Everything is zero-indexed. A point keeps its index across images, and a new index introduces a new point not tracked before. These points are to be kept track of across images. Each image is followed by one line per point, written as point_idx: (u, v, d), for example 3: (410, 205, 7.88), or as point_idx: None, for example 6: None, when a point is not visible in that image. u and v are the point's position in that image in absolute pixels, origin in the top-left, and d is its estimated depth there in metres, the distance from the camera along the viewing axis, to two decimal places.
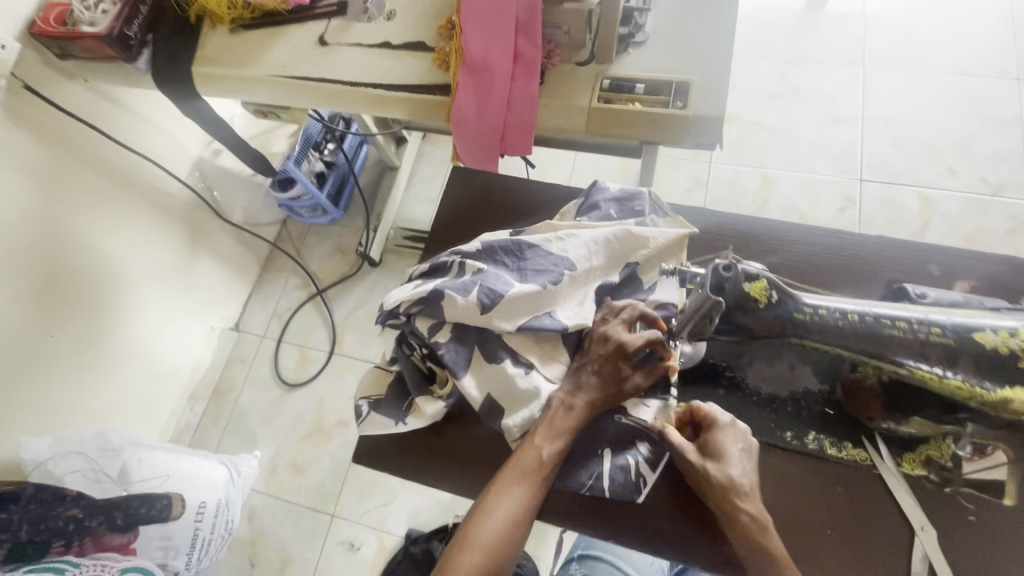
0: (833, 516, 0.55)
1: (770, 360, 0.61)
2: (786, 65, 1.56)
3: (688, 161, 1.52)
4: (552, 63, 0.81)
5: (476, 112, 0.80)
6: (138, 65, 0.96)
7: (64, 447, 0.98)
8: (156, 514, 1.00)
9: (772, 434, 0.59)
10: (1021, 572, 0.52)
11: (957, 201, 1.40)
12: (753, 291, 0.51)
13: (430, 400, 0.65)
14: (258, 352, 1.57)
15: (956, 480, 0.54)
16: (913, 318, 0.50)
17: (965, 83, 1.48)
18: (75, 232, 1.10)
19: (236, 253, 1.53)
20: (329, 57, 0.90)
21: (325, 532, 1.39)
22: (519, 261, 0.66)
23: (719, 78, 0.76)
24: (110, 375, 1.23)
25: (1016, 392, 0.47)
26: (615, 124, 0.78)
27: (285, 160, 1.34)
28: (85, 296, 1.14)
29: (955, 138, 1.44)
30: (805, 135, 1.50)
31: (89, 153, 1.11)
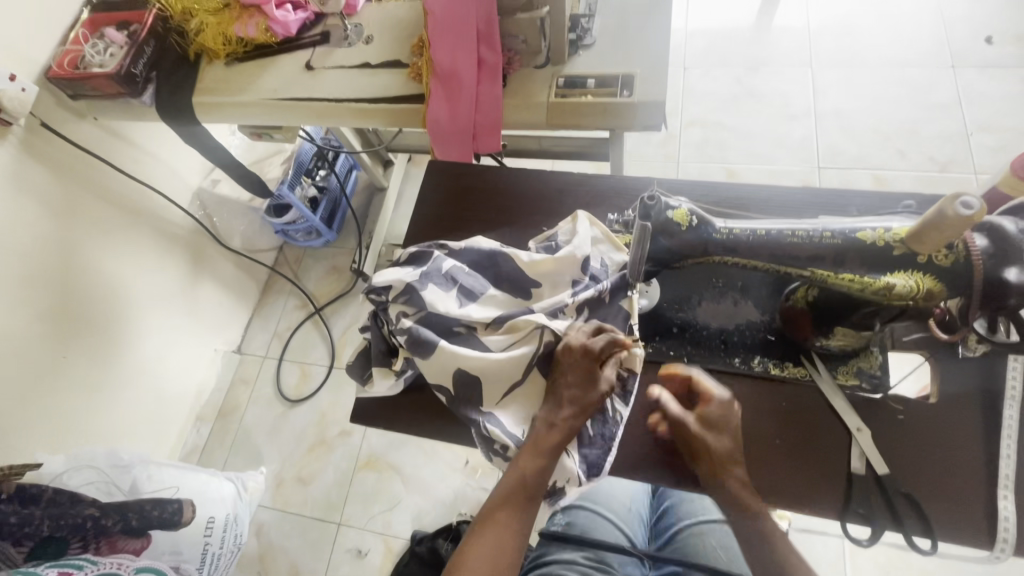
0: (780, 425, 0.60)
1: (717, 298, 0.66)
2: (741, 71, 1.68)
3: (659, 162, 1.61)
4: (512, 68, 0.91)
5: (448, 115, 0.89)
6: (144, 99, 1.04)
7: (78, 461, 1.02)
8: (168, 517, 1.02)
9: (719, 361, 0.64)
10: (958, 457, 0.55)
11: (911, 179, 1.49)
12: (675, 218, 0.53)
13: (385, 376, 0.66)
14: (260, 372, 1.57)
15: (885, 385, 0.59)
16: (807, 224, 0.50)
17: (904, 74, 1.60)
18: (84, 256, 1.15)
19: (237, 277, 1.58)
20: (316, 79, 1.00)
21: (331, 542, 1.36)
22: (495, 267, 0.69)
23: (658, 70, 0.87)
24: (117, 396, 1.26)
25: (898, 276, 0.47)
26: (574, 115, 0.88)
27: (280, 186, 1.41)
28: (93, 318, 1.18)
29: (902, 123, 1.55)
30: (763, 131, 1.60)
31: (99, 185, 1.17)
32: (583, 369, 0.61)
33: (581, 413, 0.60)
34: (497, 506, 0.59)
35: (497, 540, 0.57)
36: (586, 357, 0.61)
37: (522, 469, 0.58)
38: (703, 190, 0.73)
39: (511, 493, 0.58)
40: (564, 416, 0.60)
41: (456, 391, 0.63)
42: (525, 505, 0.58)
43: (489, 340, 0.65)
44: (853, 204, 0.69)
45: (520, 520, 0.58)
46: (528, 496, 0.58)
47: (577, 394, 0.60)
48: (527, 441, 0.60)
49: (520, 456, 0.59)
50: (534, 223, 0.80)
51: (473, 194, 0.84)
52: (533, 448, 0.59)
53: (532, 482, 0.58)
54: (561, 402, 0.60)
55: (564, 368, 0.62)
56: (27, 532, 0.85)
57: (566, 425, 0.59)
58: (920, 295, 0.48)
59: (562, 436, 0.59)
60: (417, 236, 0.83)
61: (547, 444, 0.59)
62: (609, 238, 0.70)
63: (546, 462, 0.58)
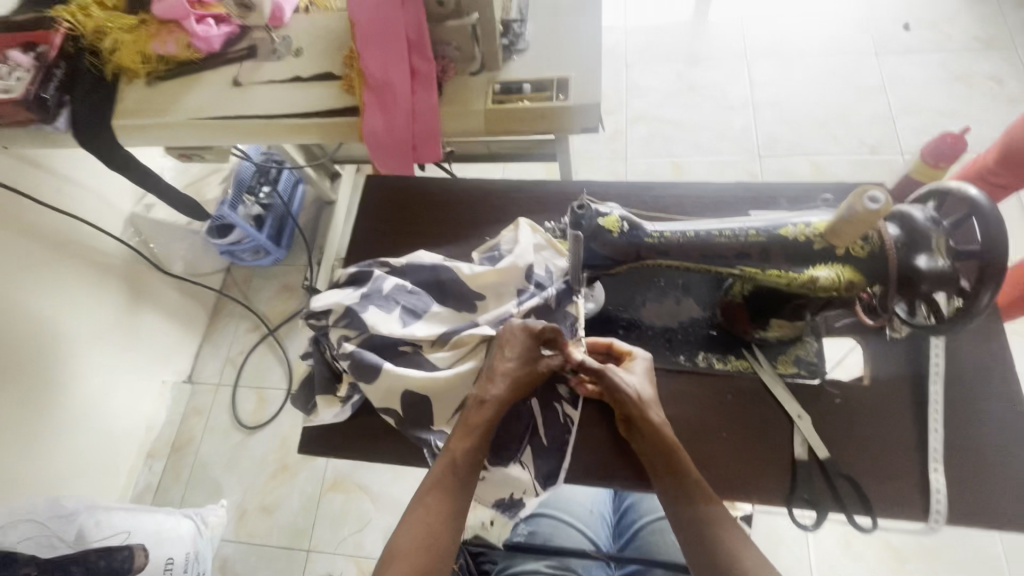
0: (727, 420, 0.61)
1: (659, 298, 0.67)
2: (681, 66, 1.72)
3: (607, 160, 1.63)
4: (448, 76, 0.89)
5: (385, 126, 0.87)
6: (57, 124, 0.96)
7: (13, 516, 0.94)
8: (119, 565, 0.98)
9: (664, 359, 0.64)
10: (892, 435, 0.58)
11: (844, 163, 1.56)
12: (607, 225, 0.52)
13: (329, 405, 0.64)
14: (214, 401, 1.50)
15: (821, 371, 0.61)
16: (733, 224, 0.51)
17: (833, 62, 1.67)
18: (14, 300, 1.08)
19: (181, 304, 1.49)
20: (244, 95, 0.96)
21: (301, 570, 1.31)
22: (439, 281, 0.68)
23: (593, 72, 0.87)
24: (55, 441, 1.18)
25: (819, 270, 0.49)
26: (512, 122, 0.88)
27: (220, 207, 1.36)
28: (28, 362, 1.11)
29: (833, 110, 1.61)
30: (705, 124, 1.64)
31: (17, 220, 1.09)
32: (519, 350, 0.60)
33: (515, 391, 0.59)
34: (429, 487, 0.57)
35: (428, 519, 0.56)
36: (524, 340, 0.60)
37: (455, 448, 0.58)
38: (645, 196, 0.74)
39: (443, 474, 0.57)
40: (496, 394, 0.59)
41: (406, 412, 0.62)
42: (458, 484, 0.57)
43: (436, 357, 0.63)
44: (782, 197, 0.71)
45: (453, 501, 0.57)
46: (460, 477, 0.57)
47: (511, 371, 0.59)
48: (460, 420, 0.59)
49: (454, 437, 0.58)
50: (478, 233, 0.80)
51: (416, 208, 0.83)
52: (465, 426, 0.58)
53: (464, 460, 0.57)
54: (493, 380, 0.59)
55: (503, 344, 0.60)
56: None
57: (498, 402, 0.58)
58: (842, 286, 0.49)
59: (496, 413, 0.58)
60: (361, 253, 0.81)
61: (479, 421, 0.58)
62: (552, 244, 0.71)
63: (477, 440, 0.58)
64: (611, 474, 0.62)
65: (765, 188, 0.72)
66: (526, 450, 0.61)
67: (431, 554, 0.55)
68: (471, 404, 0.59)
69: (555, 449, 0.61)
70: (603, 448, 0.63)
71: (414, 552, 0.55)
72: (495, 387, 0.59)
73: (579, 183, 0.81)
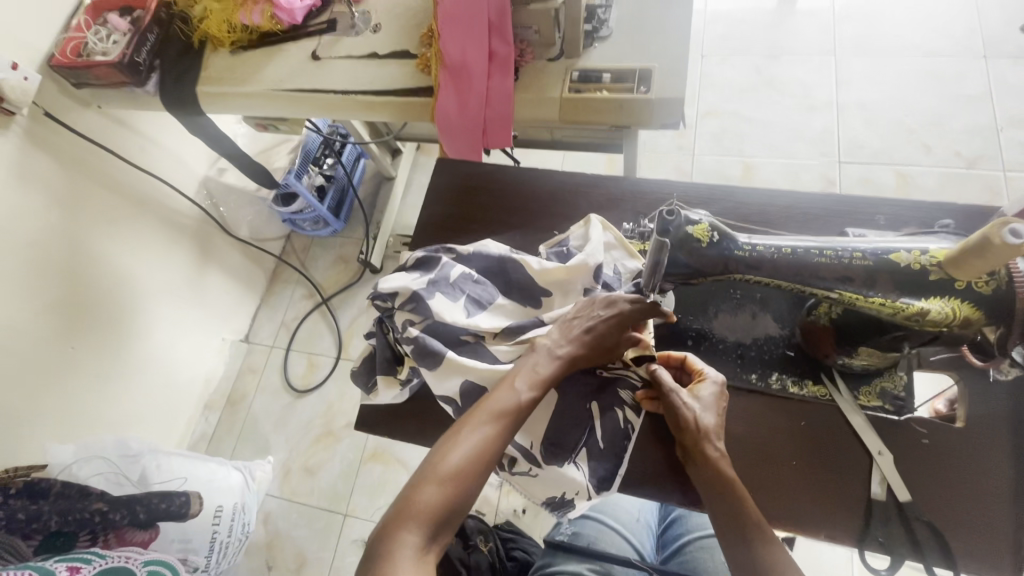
0: (796, 444, 0.58)
1: (734, 311, 0.64)
2: (761, 59, 1.62)
3: (673, 155, 1.56)
4: (525, 60, 0.87)
5: (457, 107, 0.85)
6: (147, 88, 1.00)
7: (88, 452, 1.02)
8: (175, 510, 1.01)
9: (733, 375, 0.61)
10: (983, 479, 0.53)
11: (934, 175, 1.44)
12: (694, 234, 0.50)
13: (389, 386, 0.65)
14: (268, 362, 1.55)
15: (909, 407, 0.57)
16: (836, 242, 0.48)
17: (934, 63, 1.53)
18: (94, 250, 1.12)
19: (244, 267, 1.54)
20: (322, 69, 0.96)
21: (338, 533, 1.34)
22: (505, 274, 0.67)
23: (679, 64, 0.83)
24: (126, 385, 1.23)
25: (934, 303, 0.45)
26: (588, 112, 0.85)
27: (286, 175, 1.37)
28: (104, 310, 1.16)
29: (929, 116, 1.49)
30: (783, 123, 1.55)
31: (104, 175, 1.14)
32: (610, 325, 0.60)
33: (585, 358, 0.60)
34: (481, 419, 0.55)
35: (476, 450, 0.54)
36: (611, 314, 0.60)
37: (518, 392, 0.57)
38: (728, 204, 0.72)
39: (502, 414, 0.56)
40: (569, 354, 0.59)
41: (464, 402, 0.62)
42: (510, 426, 0.56)
43: (496, 350, 0.63)
44: (882, 212, 0.68)
45: (500, 442, 0.55)
46: (513, 421, 0.56)
47: (590, 339, 0.60)
48: (525, 367, 0.59)
49: (517, 381, 0.57)
50: (545, 227, 0.78)
51: (483, 196, 0.82)
52: (531, 376, 0.58)
53: (524, 406, 0.57)
54: (569, 342, 0.60)
55: (595, 315, 0.60)
56: (37, 527, 0.86)
57: (568, 365, 0.59)
58: (956, 321, 0.45)
59: (561, 374, 0.59)
60: (426, 238, 0.81)
61: (547, 376, 0.58)
62: (623, 244, 0.69)
63: (540, 393, 0.58)
64: (666, 481, 0.61)
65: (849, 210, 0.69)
66: (581, 451, 0.60)
67: (467, 486, 0.53)
68: (539, 352, 0.59)
69: (611, 452, 0.60)
70: (659, 459, 0.62)
71: (454, 478, 0.52)
72: (572, 351, 0.59)
73: (655, 182, 0.78)
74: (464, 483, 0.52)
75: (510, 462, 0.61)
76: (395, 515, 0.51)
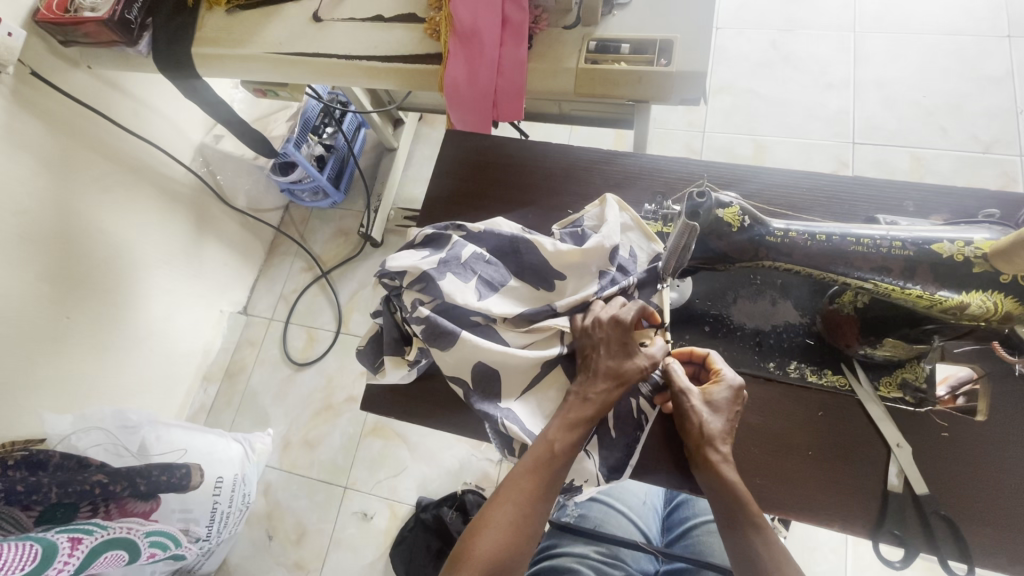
0: (815, 435, 0.59)
1: (754, 297, 0.64)
2: (778, 33, 1.56)
3: (684, 132, 1.51)
4: (540, 28, 0.82)
5: (467, 77, 0.80)
6: (140, 48, 0.95)
7: (86, 423, 1.00)
8: (176, 481, 0.98)
9: (753, 363, 0.62)
10: (1001, 475, 0.55)
11: (950, 159, 1.40)
12: (726, 217, 0.53)
13: (396, 367, 0.64)
14: (267, 334, 1.52)
15: (929, 399, 0.58)
16: (877, 233, 0.51)
17: (957, 42, 1.48)
18: (86, 215, 1.07)
19: (241, 238, 1.50)
20: (324, 32, 0.91)
21: (338, 506, 1.33)
22: (518, 254, 0.65)
23: (702, 35, 0.79)
24: (124, 354, 1.20)
25: (974, 297, 0.48)
26: (605, 84, 0.80)
27: (285, 144, 1.31)
28: (98, 278, 1.12)
29: (948, 98, 1.44)
30: (797, 100, 1.50)
31: (96, 139, 1.09)
32: (622, 344, 0.58)
33: (615, 391, 0.57)
34: (520, 474, 0.55)
35: (521, 504, 0.54)
36: (617, 329, 0.58)
37: (552, 439, 0.56)
38: (752, 188, 0.71)
39: (539, 464, 0.55)
40: (596, 387, 0.57)
41: (475, 382, 0.61)
42: (552, 474, 0.55)
43: (507, 334, 0.62)
44: (911, 198, 0.67)
45: (545, 494, 0.54)
46: (556, 469, 0.55)
47: (614, 367, 0.58)
48: (559, 414, 0.57)
49: (551, 428, 0.56)
50: (559, 206, 0.76)
51: (494, 173, 0.79)
52: (565, 420, 0.57)
53: (563, 452, 0.55)
54: (596, 377, 0.57)
55: (601, 342, 0.58)
56: (36, 499, 0.82)
57: (600, 400, 0.57)
58: (997, 316, 0.48)
59: (596, 410, 0.56)
60: (436, 216, 0.78)
61: (581, 416, 0.56)
62: (641, 225, 0.66)
63: (577, 436, 0.56)
64: (681, 468, 0.61)
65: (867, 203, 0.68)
66: (593, 440, 0.59)
67: (517, 545, 0.52)
68: (570, 398, 0.58)
69: (623, 443, 0.60)
70: (672, 448, 0.62)
71: (501, 540, 0.52)
72: (595, 387, 0.57)
73: (674, 161, 0.75)
74: (512, 540, 0.52)
75: (517, 448, 0.59)
76: (455, 574, 0.51)
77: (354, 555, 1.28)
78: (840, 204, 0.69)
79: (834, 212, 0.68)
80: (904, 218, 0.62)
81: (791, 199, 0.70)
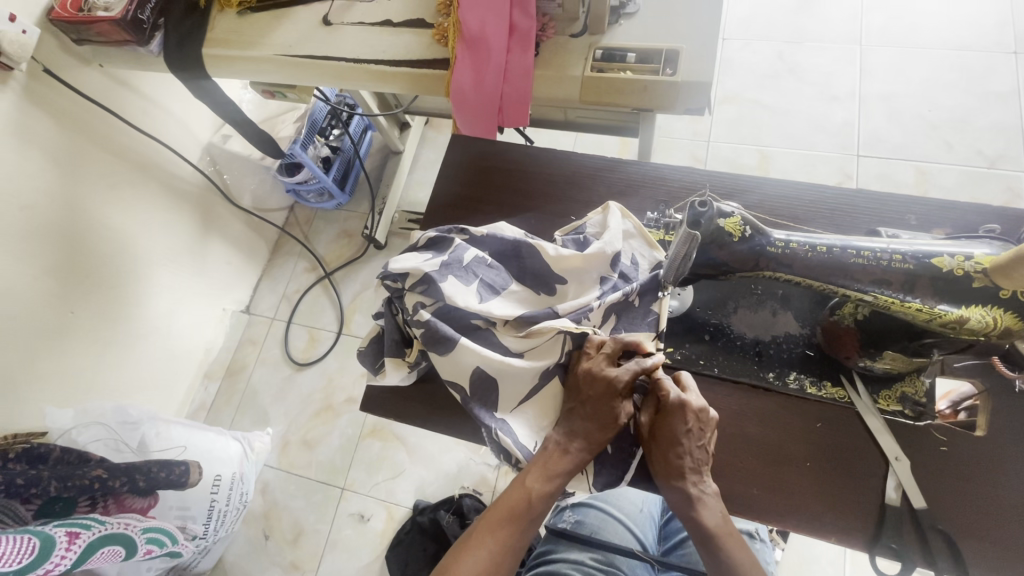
0: (813, 447, 0.59)
1: (754, 307, 0.64)
2: (784, 45, 1.56)
3: (688, 142, 1.52)
4: (547, 36, 0.83)
5: (473, 84, 0.81)
6: (151, 48, 0.96)
7: (86, 417, 1.01)
8: (175, 478, 0.98)
9: (751, 373, 0.62)
10: (1002, 493, 0.55)
11: (954, 174, 1.40)
12: (727, 227, 0.53)
13: (397, 368, 0.64)
14: (270, 333, 1.52)
15: (929, 413, 0.57)
16: (878, 246, 0.51)
17: (963, 57, 1.48)
18: (93, 212, 1.08)
19: (246, 237, 1.50)
20: (333, 35, 0.92)
21: (335, 506, 1.33)
22: (519, 258, 0.65)
23: (708, 45, 0.79)
24: (127, 350, 1.21)
25: (973, 311, 0.48)
26: (611, 93, 0.81)
27: (291, 145, 1.32)
28: (104, 275, 1.13)
29: (953, 112, 1.44)
30: (803, 112, 1.51)
31: (105, 136, 1.10)
32: (606, 398, 0.58)
33: (594, 445, 0.58)
34: (495, 519, 0.56)
35: (494, 550, 0.55)
36: (608, 389, 0.58)
37: (530, 486, 0.57)
38: (756, 199, 0.71)
39: (517, 509, 0.56)
40: (579, 442, 0.58)
41: (472, 389, 0.61)
42: (526, 521, 0.56)
43: (506, 338, 0.62)
44: (913, 212, 0.68)
45: (517, 541, 0.56)
46: (530, 517, 0.57)
47: (596, 421, 0.58)
48: (538, 459, 0.58)
49: (529, 474, 0.57)
50: (562, 212, 0.76)
51: (498, 178, 0.80)
52: (543, 469, 0.57)
53: (538, 501, 0.56)
54: (576, 430, 0.58)
55: (587, 393, 0.59)
56: (35, 492, 0.82)
57: (579, 454, 0.58)
58: (997, 330, 0.48)
59: (575, 462, 0.57)
60: (439, 220, 0.78)
61: (559, 468, 0.57)
62: (642, 233, 0.67)
63: (554, 487, 0.57)
64: None
65: (869, 218, 0.68)
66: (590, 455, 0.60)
67: None
68: (550, 447, 0.58)
69: (618, 458, 0.61)
70: None
71: None
72: (577, 440, 0.58)
73: (677, 170, 0.75)
74: None
75: (514, 459, 0.60)
76: None
77: (350, 557, 1.28)
78: (843, 216, 0.69)
79: (836, 224, 0.68)
80: (905, 231, 0.62)
81: (792, 210, 0.70)
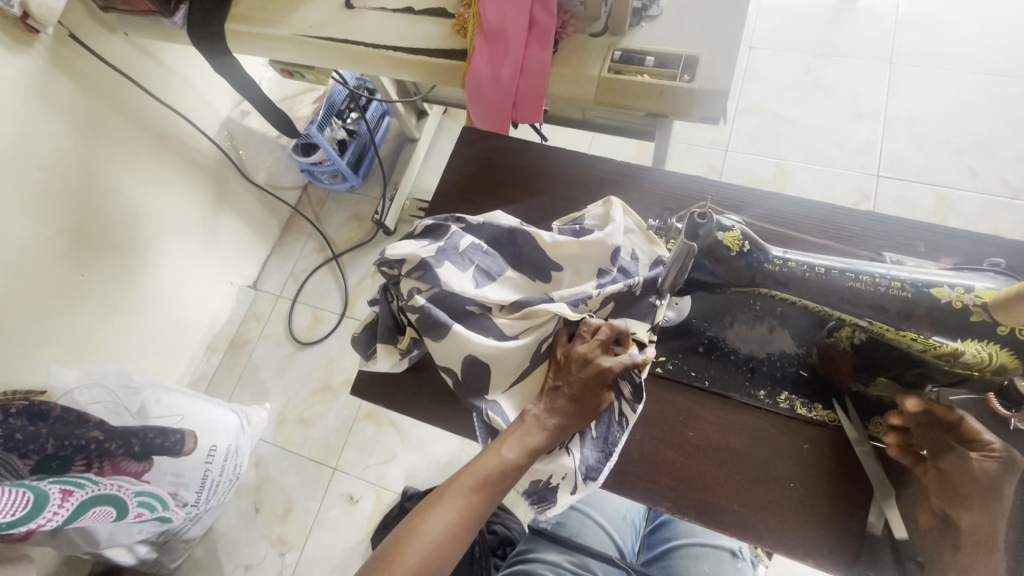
0: (797, 467, 0.59)
1: (752, 322, 0.63)
2: (812, 58, 1.53)
3: (707, 149, 1.50)
4: (566, 33, 0.82)
5: (489, 77, 0.80)
6: (175, 20, 0.97)
7: (90, 378, 1.00)
8: (169, 445, 1.00)
9: (744, 390, 0.62)
10: None
11: (976, 202, 1.37)
12: (726, 241, 0.53)
13: (390, 355, 0.65)
14: (274, 310, 1.54)
15: None
16: (877, 271, 0.51)
17: (997, 83, 1.44)
18: (109, 178, 1.10)
19: (258, 213, 1.52)
20: (354, 20, 0.92)
21: (325, 486, 1.34)
22: (515, 245, 0.66)
23: (728, 53, 0.78)
24: (134, 316, 1.22)
25: (969, 345, 0.48)
26: (626, 95, 0.80)
27: (309, 125, 1.33)
28: (116, 241, 1.14)
29: (980, 138, 1.41)
30: (827, 129, 1.48)
31: (126, 104, 1.11)
32: (593, 383, 0.57)
33: (573, 425, 0.57)
34: (465, 484, 0.55)
35: (459, 515, 0.54)
36: (597, 378, 0.57)
37: (503, 456, 0.55)
38: (762, 213, 0.71)
39: (489, 478, 0.55)
40: (558, 420, 0.57)
41: (462, 375, 0.62)
42: (496, 489, 0.55)
43: (502, 317, 0.63)
44: (922, 239, 0.67)
45: (483, 508, 0.55)
46: (500, 486, 0.55)
47: (580, 403, 0.57)
48: (516, 431, 0.57)
49: (505, 444, 0.56)
50: (567, 210, 0.76)
51: (506, 173, 0.80)
52: (520, 441, 0.56)
53: (510, 472, 0.55)
54: (558, 407, 0.58)
55: (576, 376, 0.58)
56: (33, 448, 0.83)
57: (558, 431, 0.57)
58: (991, 366, 0.48)
59: (551, 440, 0.57)
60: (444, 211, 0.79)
61: (535, 441, 0.56)
62: (643, 229, 0.66)
63: (528, 459, 0.56)
64: (656, 486, 0.60)
65: (876, 242, 0.67)
66: (574, 438, 0.59)
67: (445, 556, 0.52)
68: (529, 421, 0.57)
69: (601, 441, 0.59)
70: (654, 466, 0.60)
71: (432, 548, 0.52)
72: (557, 418, 0.57)
73: (686, 178, 0.75)
74: (441, 551, 0.52)
75: None
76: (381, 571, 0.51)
77: (337, 536, 1.30)
78: (849, 237, 0.68)
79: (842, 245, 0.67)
80: (910, 258, 0.62)
81: (798, 228, 0.69)
